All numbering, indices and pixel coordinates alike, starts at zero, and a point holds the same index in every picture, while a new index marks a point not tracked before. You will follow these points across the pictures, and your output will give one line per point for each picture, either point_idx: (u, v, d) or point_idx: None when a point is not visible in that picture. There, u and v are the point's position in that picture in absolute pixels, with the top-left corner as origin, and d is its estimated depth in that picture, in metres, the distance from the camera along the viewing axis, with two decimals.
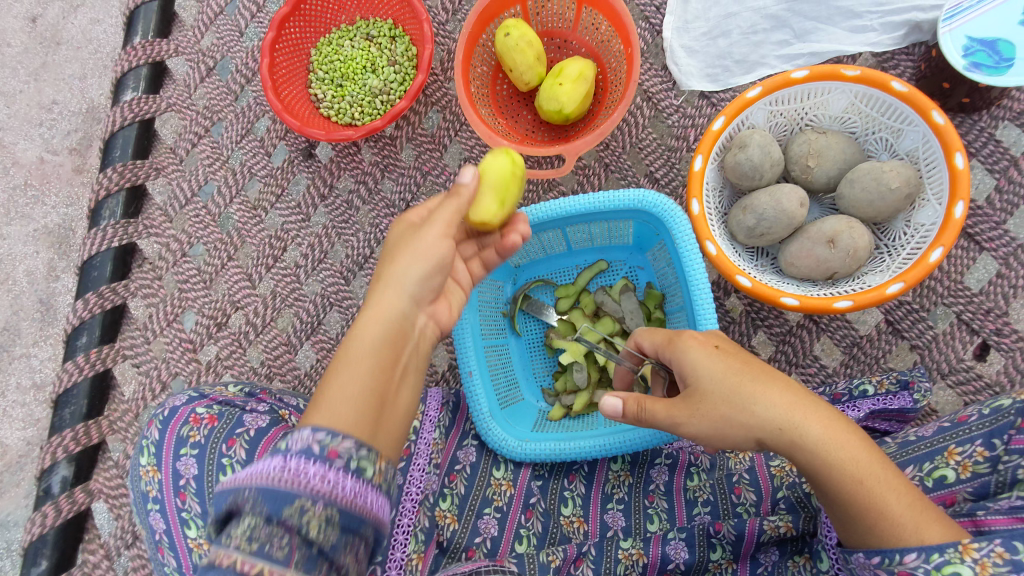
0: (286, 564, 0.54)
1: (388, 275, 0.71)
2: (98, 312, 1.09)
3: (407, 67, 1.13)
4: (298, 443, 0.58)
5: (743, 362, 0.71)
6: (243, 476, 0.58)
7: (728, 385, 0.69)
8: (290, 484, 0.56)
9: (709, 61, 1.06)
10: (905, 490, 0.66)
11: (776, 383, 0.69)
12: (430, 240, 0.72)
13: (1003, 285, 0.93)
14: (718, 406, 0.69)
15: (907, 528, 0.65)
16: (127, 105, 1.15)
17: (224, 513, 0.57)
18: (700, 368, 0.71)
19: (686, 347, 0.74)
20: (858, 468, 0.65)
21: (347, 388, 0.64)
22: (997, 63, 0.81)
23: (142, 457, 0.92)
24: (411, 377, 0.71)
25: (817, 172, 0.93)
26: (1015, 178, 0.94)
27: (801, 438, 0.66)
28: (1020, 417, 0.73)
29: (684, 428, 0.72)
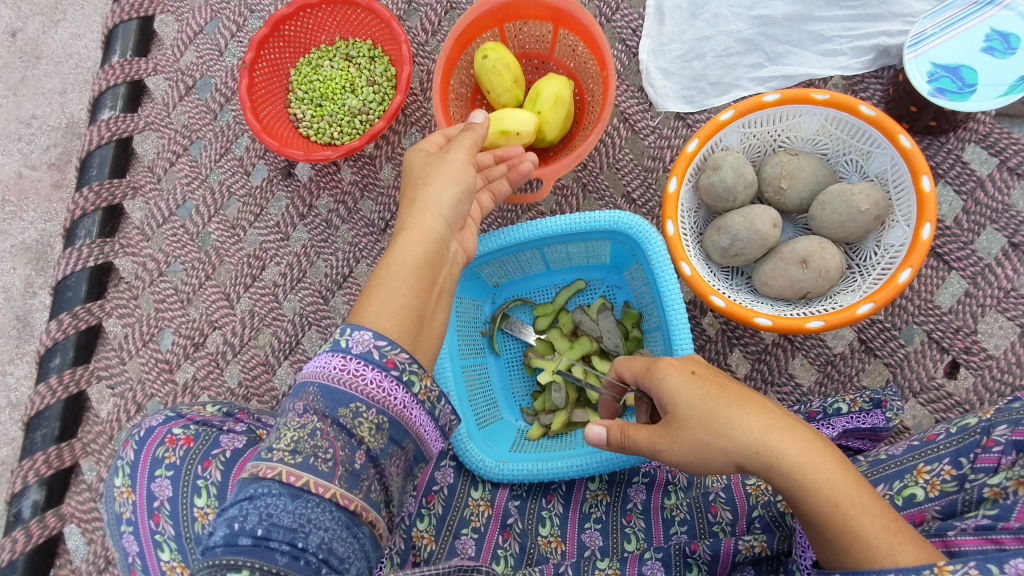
0: (330, 476, 0.62)
1: (423, 201, 0.80)
2: (72, 333, 1.08)
3: (386, 88, 1.15)
4: (357, 346, 0.67)
5: (719, 387, 0.72)
6: (310, 371, 0.68)
7: (704, 408, 0.71)
8: (348, 386, 0.66)
9: (685, 83, 1.08)
10: (883, 512, 0.64)
11: (751, 404, 0.70)
12: (457, 166, 0.82)
13: (972, 304, 0.94)
14: (695, 428, 0.71)
15: (881, 549, 0.62)
16: (104, 124, 1.14)
17: (291, 401, 0.67)
18: (678, 392, 0.74)
19: (665, 372, 0.76)
20: (834, 491, 0.64)
21: (401, 303, 0.72)
22: (961, 89, 0.83)
23: (116, 477, 0.90)
24: (445, 297, 0.79)
25: (789, 193, 0.95)
26: (981, 200, 0.96)
27: (777, 459, 0.66)
28: (985, 435, 0.73)
29: (665, 455, 0.75)
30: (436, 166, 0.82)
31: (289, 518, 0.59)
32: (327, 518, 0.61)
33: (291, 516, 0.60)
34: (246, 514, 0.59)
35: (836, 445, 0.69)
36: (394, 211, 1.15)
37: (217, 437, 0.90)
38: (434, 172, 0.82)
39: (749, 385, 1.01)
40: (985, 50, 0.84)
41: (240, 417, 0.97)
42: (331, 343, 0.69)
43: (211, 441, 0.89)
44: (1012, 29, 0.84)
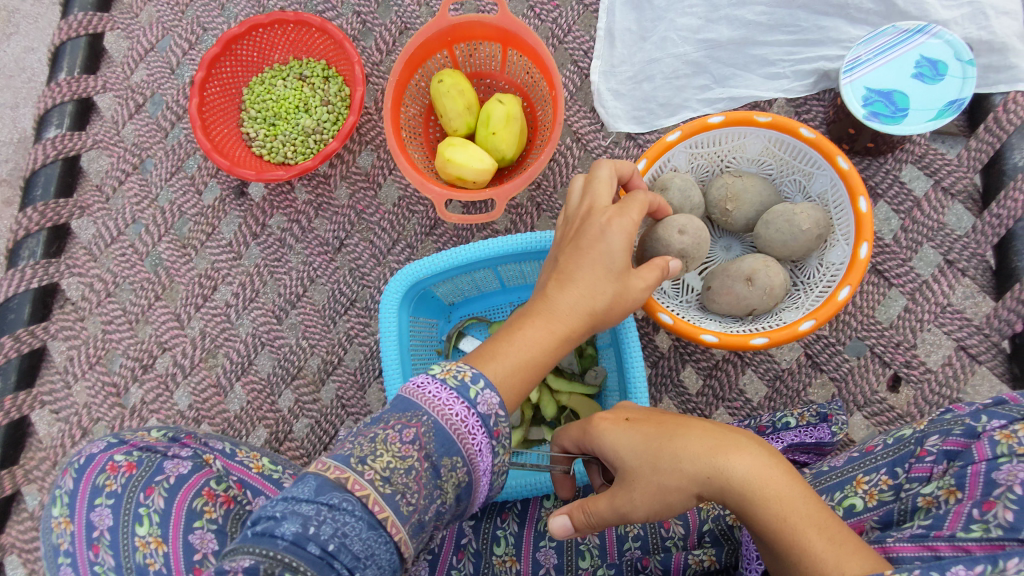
0: (406, 519, 0.58)
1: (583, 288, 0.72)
2: (14, 357, 1.04)
3: (340, 107, 1.15)
4: (483, 404, 0.63)
5: (657, 425, 0.74)
6: (423, 394, 0.62)
7: (649, 453, 0.72)
8: (459, 436, 0.62)
9: (635, 104, 1.10)
10: (829, 520, 0.64)
11: (692, 430, 0.72)
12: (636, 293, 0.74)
13: (911, 319, 0.97)
14: (649, 473, 0.71)
15: (829, 561, 0.61)
16: (50, 142, 1.12)
17: (396, 416, 0.61)
18: (625, 444, 0.74)
19: (604, 428, 0.77)
20: (782, 504, 0.65)
21: (520, 387, 0.69)
22: (894, 113, 0.87)
23: (54, 507, 0.88)
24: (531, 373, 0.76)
25: (735, 214, 0.98)
26: (918, 219, 0.99)
27: (723, 482, 0.68)
28: (918, 446, 0.77)
29: (624, 512, 0.73)
30: (619, 283, 0.73)
31: (360, 545, 0.55)
32: (384, 559, 0.57)
33: (361, 544, 0.55)
34: (322, 521, 0.54)
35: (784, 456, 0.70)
36: (348, 231, 1.14)
37: (160, 463, 0.89)
38: (619, 276, 0.72)
39: (701, 401, 1.03)
40: (916, 76, 0.87)
41: (188, 442, 0.92)
42: (456, 375, 0.64)
43: (154, 468, 0.88)
44: (941, 56, 0.87)
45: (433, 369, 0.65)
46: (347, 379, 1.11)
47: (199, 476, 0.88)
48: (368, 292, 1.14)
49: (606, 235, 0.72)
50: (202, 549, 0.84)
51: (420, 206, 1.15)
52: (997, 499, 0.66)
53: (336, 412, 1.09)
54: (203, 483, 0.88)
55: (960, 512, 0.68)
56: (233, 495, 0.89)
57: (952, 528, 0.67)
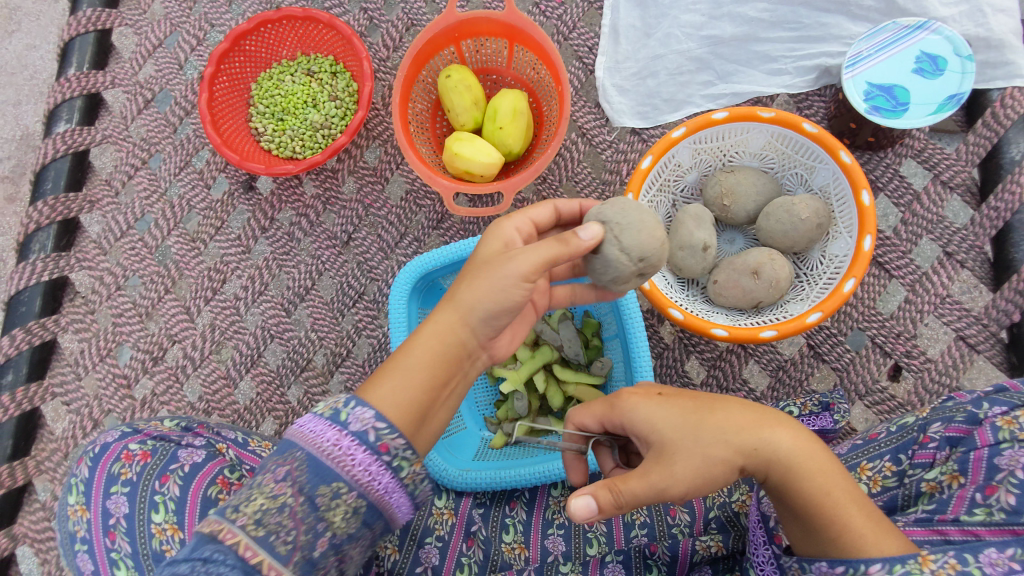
0: (286, 560, 0.58)
1: (459, 291, 0.70)
2: (25, 349, 1.06)
3: (348, 103, 1.16)
4: (356, 423, 0.61)
5: (694, 399, 0.73)
6: (298, 431, 0.61)
7: (693, 424, 0.70)
8: (336, 461, 0.60)
9: (639, 99, 1.12)
10: (862, 498, 0.68)
11: (733, 404, 0.72)
12: (515, 270, 0.69)
13: (911, 310, 0.99)
14: (695, 442, 0.69)
15: (869, 539, 0.65)
16: (59, 137, 1.13)
17: (275, 458, 0.61)
18: (668, 414, 0.71)
19: (638, 400, 0.74)
20: (825, 479, 0.67)
21: (408, 394, 0.65)
22: (895, 107, 0.89)
23: (70, 496, 0.90)
24: (452, 401, 0.71)
25: (733, 209, 1.01)
26: (918, 212, 1.01)
27: (770, 456, 0.68)
28: (921, 433, 0.78)
29: (658, 487, 0.69)
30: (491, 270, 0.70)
31: None
32: None
33: None
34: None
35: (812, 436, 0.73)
36: (356, 224, 1.16)
37: (175, 452, 0.90)
38: (484, 265, 0.71)
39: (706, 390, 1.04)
40: (917, 71, 0.89)
41: (200, 431, 0.95)
42: (330, 403, 0.62)
43: (168, 456, 0.89)
44: (940, 51, 0.89)
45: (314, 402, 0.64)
46: (356, 370, 1.12)
47: (214, 464, 0.90)
48: (376, 285, 1.15)
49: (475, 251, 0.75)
50: None
51: (427, 200, 1.16)
52: (1000, 484, 0.69)
53: None
54: (218, 470, 0.89)
55: (963, 496, 0.71)
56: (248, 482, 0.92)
57: (956, 512, 0.70)
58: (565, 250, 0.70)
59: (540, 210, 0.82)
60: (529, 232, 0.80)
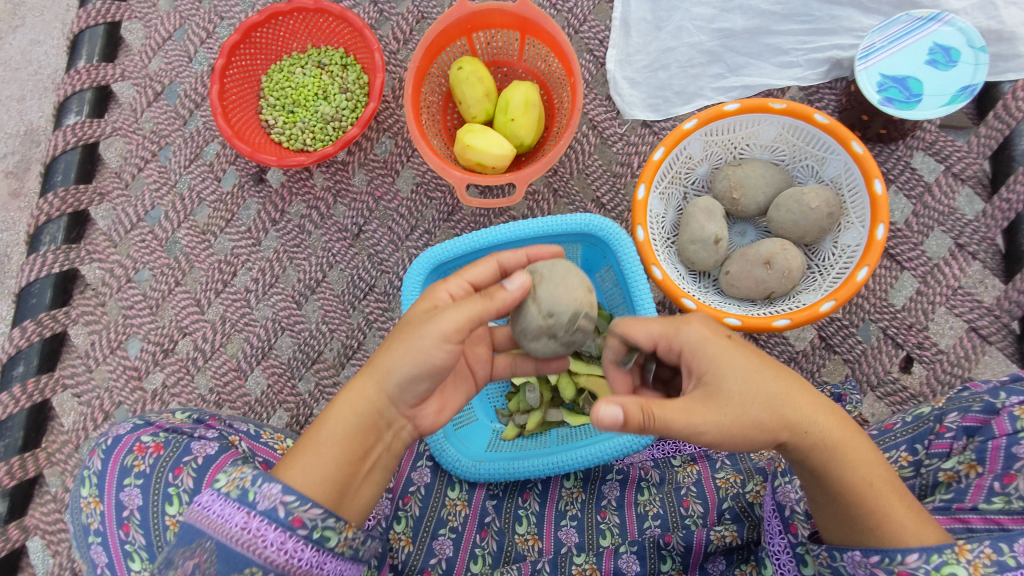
0: None
1: (375, 364, 0.76)
2: (36, 341, 1.05)
3: (359, 95, 1.16)
4: (264, 501, 0.69)
5: (761, 358, 0.71)
6: (204, 522, 0.69)
7: (760, 385, 0.68)
8: (248, 545, 0.68)
9: (650, 92, 1.12)
10: (902, 488, 0.71)
11: (796, 377, 0.72)
12: (424, 346, 0.73)
13: (923, 302, 0.99)
14: (757, 406, 0.68)
15: (907, 531, 0.69)
16: (69, 129, 1.13)
17: (182, 552, 0.69)
18: (738, 366, 0.69)
19: (708, 341, 0.71)
20: (868, 472, 0.70)
21: (324, 473, 0.73)
22: (908, 98, 0.89)
23: (83, 488, 0.89)
24: (378, 468, 0.78)
25: (743, 202, 1.01)
26: (929, 204, 1.01)
27: (822, 437, 0.70)
28: (938, 423, 0.78)
29: (700, 429, 0.66)
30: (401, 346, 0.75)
31: None
32: None
33: None
34: None
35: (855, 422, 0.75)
36: (367, 217, 1.16)
37: (188, 443, 0.88)
38: (403, 331, 0.76)
39: None
40: (930, 62, 0.89)
41: (212, 423, 0.94)
42: (238, 485, 0.70)
43: (182, 449, 0.88)
44: (954, 43, 0.89)
45: (218, 483, 0.71)
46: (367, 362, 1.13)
47: (227, 456, 0.87)
48: (386, 277, 1.15)
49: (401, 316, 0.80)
50: None
51: (438, 193, 1.16)
52: (1018, 473, 0.71)
53: None
54: (230, 462, 0.87)
55: (982, 485, 0.73)
56: None
57: (974, 501, 0.73)
58: (489, 305, 0.75)
59: (480, 269, 0.85)
60: (466, 292, 0.84)
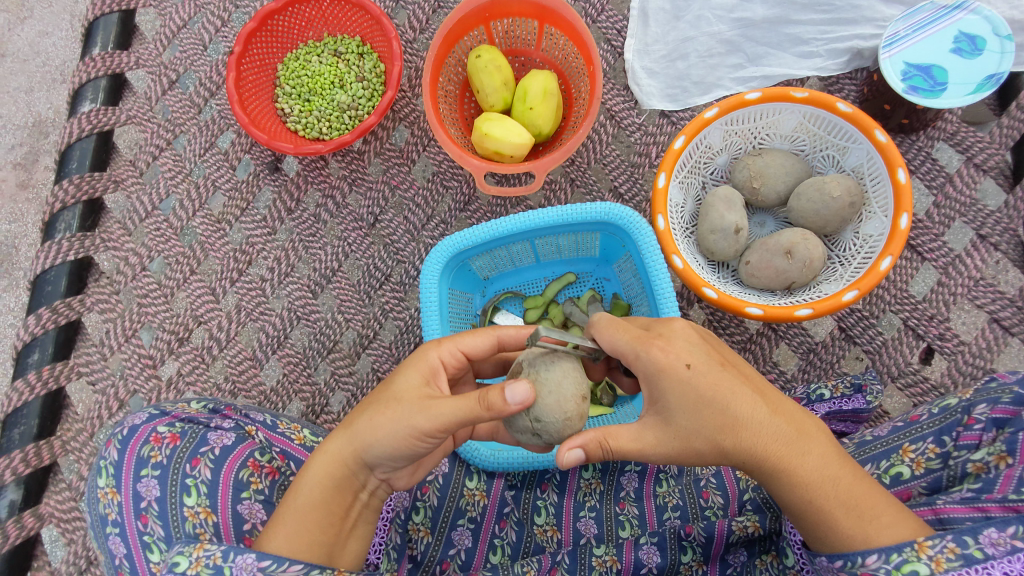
0: None
1: (354, 430, 0.75)
2: (51, 328, 1.05)
3: (375, 84, 1.16)
4: (241, 570, 0.71)
5: (709, 386, 0.72)
6: None
7: (703, 416, 0.72)
8: None
9: (669, 82, 1.11)
10: (861, 494, 0.71)
11: (746, 398, 0.72)
12: (407, 428, 0.72)
13: (944, 293, 0.99)
14: (699, 438, 0.72)
15: (858, 537, 0.70)
16: (84, 116, 1.12)
17: None
18: (682, 397, 0.72)
19: (659, 371, 0.72)
20: (813, 487, 0.71)
21: (308, 535, 0.74)
22: (933, 86, 0.88)
23: (99, 478, 0.85)
24: (361, 526, 0.79)
25: (763, 191, 1.00)
26: (951, 194, 1.01)
27: (766, 458, 0.72)
28: (966, 414, 0.78)
29: (652, 454, 0.75)
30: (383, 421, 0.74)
31: None
32: None
33: None
34: None
35: (817, 429, 0.74)
36: (383, 206, 1.15)
37: (204, 435, 0.87)
38: (388, 405, 0.74)
39: None
40: (955, 51, 0.89)
41: (228, 413, 0.92)
42: (208, 564, 0.72)
43: (198, 439, 0.86)
44: (979, 32, 0.89)
45: (181, 566, 0.72)
46: (382, 352, 1.12)
47: (244, 447, 0.87)
48: (402, 267, 1.15)
49: (386, 383, 0.78)
50: (252, 519, 0.84)
51: (454, 182, 1.16)
52: None
53: (371, 384, 1.10)
54: (249, 453, 0.87)
55: (1011, 476, 0.73)
56: (277, 466, 0.89)
57: (1004, 491, 0.72)
58: (483, 411, 0.70)
59: (476, 338, 0.82)
60: (457, 359, 0.82)
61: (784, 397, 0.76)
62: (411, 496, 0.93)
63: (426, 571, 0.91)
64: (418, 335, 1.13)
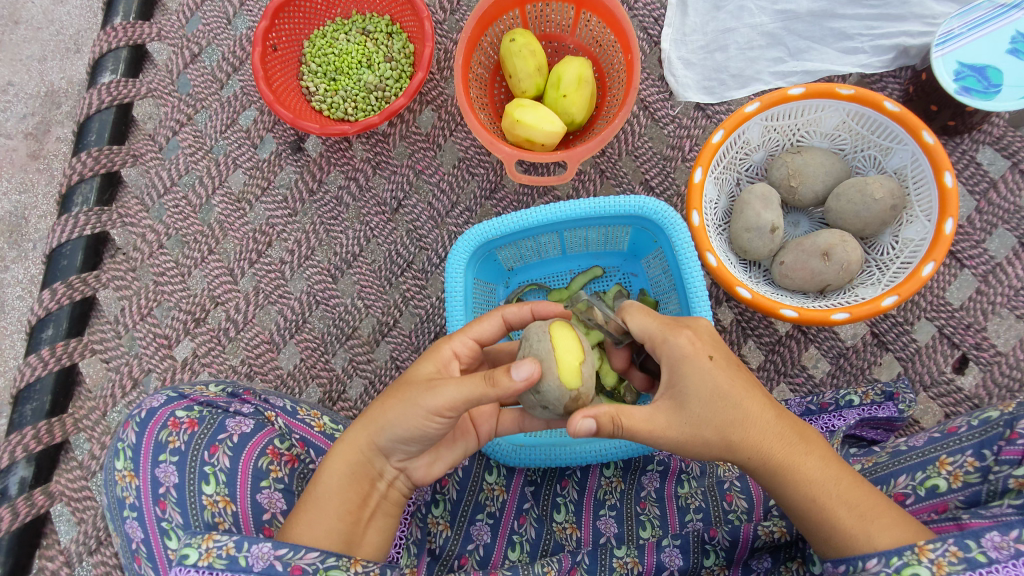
0: None
1: (371, 417, 0.74)
2: (66, 304, 1.02)
3: (404, 65, 1.13)
4: (258, 561, 0.67)
5: (731, 381, 0.71)
6: None
7: (718, 407, 0.70)
8: None
9: (706, 74, 1.08)
10: (862, 497, 0.70)
11: (757, 396, 0.72)
12: (418, 410, 0.70)
13: (982, 301, 0.97)
14: (709, 429, 0.71)
15: (859, 537, 0.68)
16: (104, 87, 1.08)
17: None
18: (702, 387, 0.70)
19: (683, 359, 0.71)
20: (811, 488, 0.70)
21: (328, 524, 0.72)
22: (986, 88, 0.86)
23: (116, 461, 0.82)
24: (382, 515, 0.76)
25: (801, 190, 0.97)
26: (994, 201, 0.99)
27: (770, 455, 0.71)
28: (1008, 428, 0.76)
29: (660, 439, 0.72)
30: (397, 404, 0.72)
31: None
32: None
33: None
34: None
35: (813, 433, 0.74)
36: (406, 191, 1.13)
37: (223, 420, 0.85)
38: (399, 390, 0.73)
39: (763, 375, 1.02)
40: (1011, 52, 0.87)
41: (247, 397, 0.90)
42: (220, 555, 0.68)
43: (217, 425, 0.84)
44: None
45: (190, 559, 0.68)
46: (402, 340, 1.10)
47: (264, 435, 0.85)
48: (424, 255, 1.12)
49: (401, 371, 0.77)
50: (271, 509, 0.82)
51: (481, 169, 1.13)
52: None
53: (390, 373, 1.09)
54: (267, 441, 0.85)
55: None
56: (297, 454, 0.87)
57: None
58: (490, 389, 0.68)
59: (485, 325, 0.80)
60: (472, 349, 0.79)
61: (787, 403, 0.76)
62: (430, 489, 0.92)
63: (443, 565, 0.89)
64: (438, 324, 1.11)
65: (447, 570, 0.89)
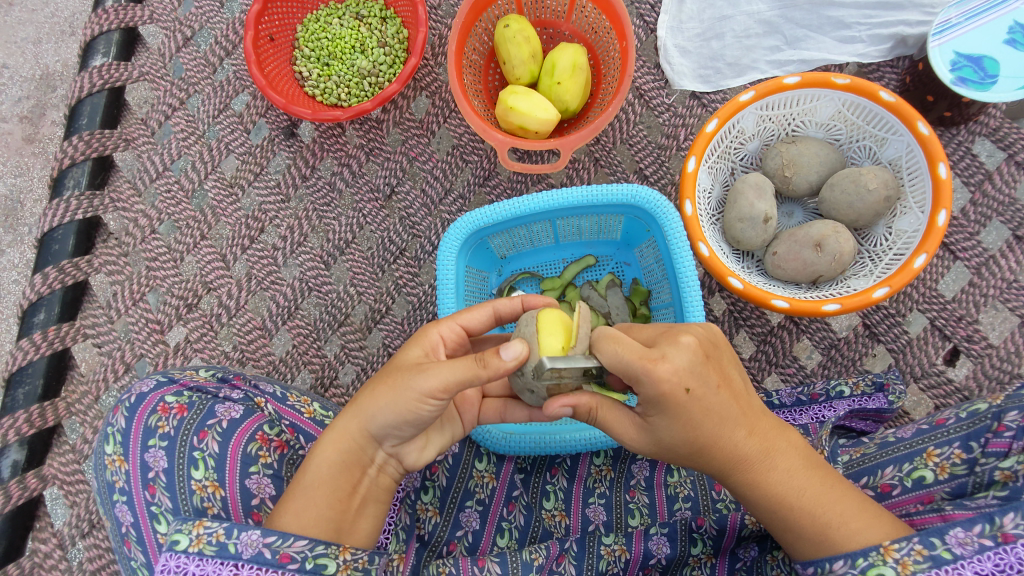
0: None
1: (360, 406, 0.73)
2: (58, 288, 1.02)
3: (398, 50, 1.12)
4: (247, 548, 0.68)
5: (702, 411, 0.68)
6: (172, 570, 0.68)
7: (687, 434, 0.69)
8: None
9: (701, 62, 1.07)
10: (828, 504, 0.70)
11: (727, 420, 0.70)
12: (411, 395, 0.70)
13: (975, 293, 0.97)
14: (678, 449, 0.72)
15: (823, 543, 0.69)
16: (96, 71, 1.07)
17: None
18: (672, 419, 0.68)
19: (661, 398, 0.66)
20: (779, 500, 0.71)
21: (320, 509, 0.72)
22: (983, 79, 0.85)
23: (107, 445, 0.83)
24: (371, 504, 0.76)
25: (795, 180, 0.97)
26: (989, 192, 0.98)
27: (736, 470, 0.72)
28: (996, 421, 0.76)
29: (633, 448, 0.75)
30: (390, 391, 0.71)
31: None
32: None
33: None
34: None
35: (785, 439, 0.73)
36: (400, 177, 1.13)
37: (212, 406, 0.85)
38: (389, 375, 0.73)
39: (753, 366, 1.02)
40: (1008, 42, 0.86)
41: (237, 383, 0.91)
42: (211, 541, 0.69)
43: (206, 411, 0.84)
44: None
45: (181, 544, 0.69)
46: (394, 328, 1.10)
47: (252, 421, 0.86)
48: (417, 242, 1.12)
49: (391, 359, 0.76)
50: (260, 494, 0.82)
51: (474, 156, 1.12)
52: None
53: (382, 360, 1.09)
54: (256, 427, 0.85)
55: None
56: (286, 440, 0.87)
57: None
58: (482, 370, 0.68)
59: (476, 313, 0.80)
60: (459, 337, 0.79)
61: (761, 411, 0.73)
62: (420, 475, 0.92)
63: (432, 552, 0.89)
64: (430, 311, 1.11)
65: (436, 556, 0.89)
